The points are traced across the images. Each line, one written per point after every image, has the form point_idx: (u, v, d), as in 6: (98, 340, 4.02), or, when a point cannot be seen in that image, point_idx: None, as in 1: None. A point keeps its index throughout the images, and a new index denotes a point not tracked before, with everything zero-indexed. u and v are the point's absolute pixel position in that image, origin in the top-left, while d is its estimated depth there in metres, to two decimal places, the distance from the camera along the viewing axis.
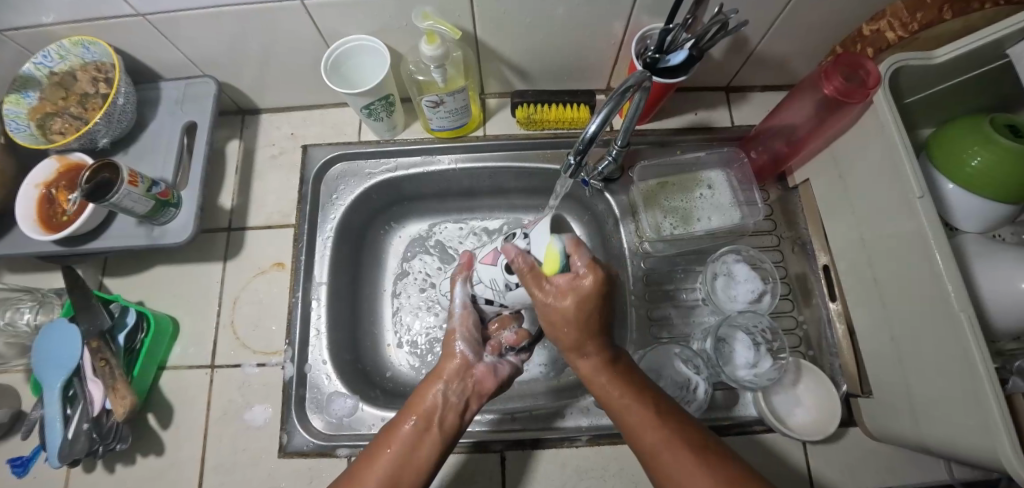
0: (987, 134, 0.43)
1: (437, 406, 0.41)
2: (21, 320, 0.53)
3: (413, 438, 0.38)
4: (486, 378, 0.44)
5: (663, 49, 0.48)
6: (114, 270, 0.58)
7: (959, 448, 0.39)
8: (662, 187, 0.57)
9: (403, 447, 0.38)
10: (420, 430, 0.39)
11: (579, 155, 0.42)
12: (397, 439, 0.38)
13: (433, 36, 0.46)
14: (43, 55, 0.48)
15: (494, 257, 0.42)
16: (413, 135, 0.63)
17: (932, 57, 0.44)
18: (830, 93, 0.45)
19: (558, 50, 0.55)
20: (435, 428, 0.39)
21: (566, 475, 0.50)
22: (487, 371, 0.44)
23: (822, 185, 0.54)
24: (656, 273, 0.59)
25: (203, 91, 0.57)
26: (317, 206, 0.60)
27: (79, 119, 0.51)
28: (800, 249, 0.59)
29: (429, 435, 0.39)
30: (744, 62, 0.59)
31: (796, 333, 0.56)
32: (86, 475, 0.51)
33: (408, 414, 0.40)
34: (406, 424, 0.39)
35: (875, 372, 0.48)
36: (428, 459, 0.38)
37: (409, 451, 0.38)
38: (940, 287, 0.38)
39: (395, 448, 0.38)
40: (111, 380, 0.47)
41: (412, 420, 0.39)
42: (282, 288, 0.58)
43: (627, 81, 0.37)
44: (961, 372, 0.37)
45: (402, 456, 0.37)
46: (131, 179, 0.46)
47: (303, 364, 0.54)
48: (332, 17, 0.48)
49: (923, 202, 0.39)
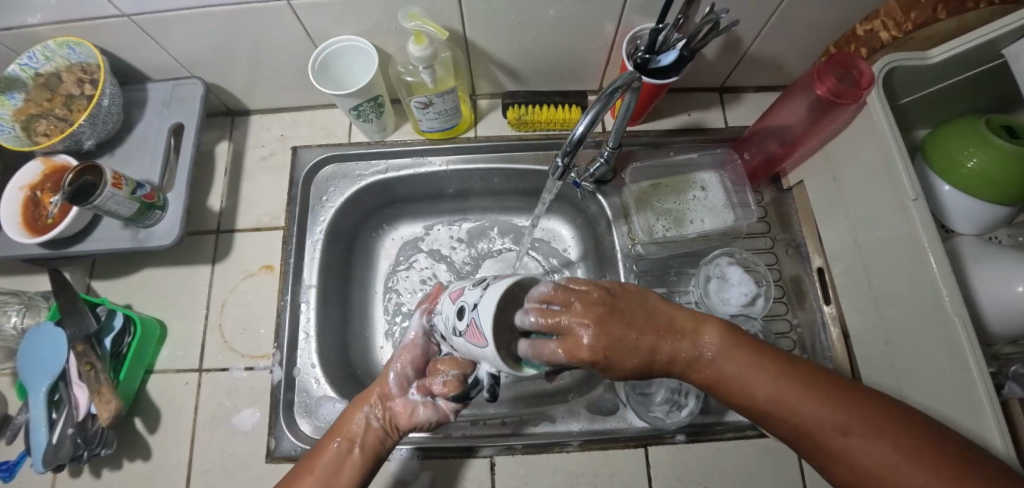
0: (983, 135, 0.42)
1: (357, 425, 0.39)
2: (8, 323, 0.52)
3: (335, 459, 0.37)
4: (405, 417, 0.41)
5: (654, 49, 0.48)
6: (101, 273, 0.57)
7: None
8: (655, 189, 0.57)
9: (324, 472, 0.36)
10: (343, 452, 0.38)
11: (566, 157, 0.42)
12: (321, 462, 0.37)
13: (421, 36, 0.45)
14: (27, 55, 0.48)
15: (458, 294, 0.35)
16: (404, 136, 0.62)
17: (926, 57, 0.44)
18: (824, 93, 0.44)
19: (548, 50, 0.55)
20: (355, 448, 0.38)
21: (556, 479, 0.49)
22: (405, 412, 0.41)
23: (815, 186, 0.54)
24: (648, 275, 0.57)
25: (191, 92, 0.56)
26: (307, 208, 0.59)
27: (63, 120, 0.50)
28: (794, 251, 0.58)
29: (351, 460, 0.38)
30: (737, 62, 0.58)
31: (789, 337, 0.55)
32: (72, 479, 0.50)
33: (334, 435, 0.39)
34: (330, 445, 0.38)
35: (867, 377, 0.48)
36: (347, 482, 0.36)
37: (328, 474, 0.36)
38: (934, 291, 0.38)
39: (317, 472, 0.36)
40: (96, 385, 0.47)
41: (337, 441, 0.39)
42: (270, 291, 0.58)
43: (614, 82, 0.36)
44: (955, 377, 0.37)
45: (321, 478, 0.36)
46: (115, 181, 0.45)
47: (292, 368, 0.53)
48: (319, 18, 0.47)
49: (917, 204, 0.39)
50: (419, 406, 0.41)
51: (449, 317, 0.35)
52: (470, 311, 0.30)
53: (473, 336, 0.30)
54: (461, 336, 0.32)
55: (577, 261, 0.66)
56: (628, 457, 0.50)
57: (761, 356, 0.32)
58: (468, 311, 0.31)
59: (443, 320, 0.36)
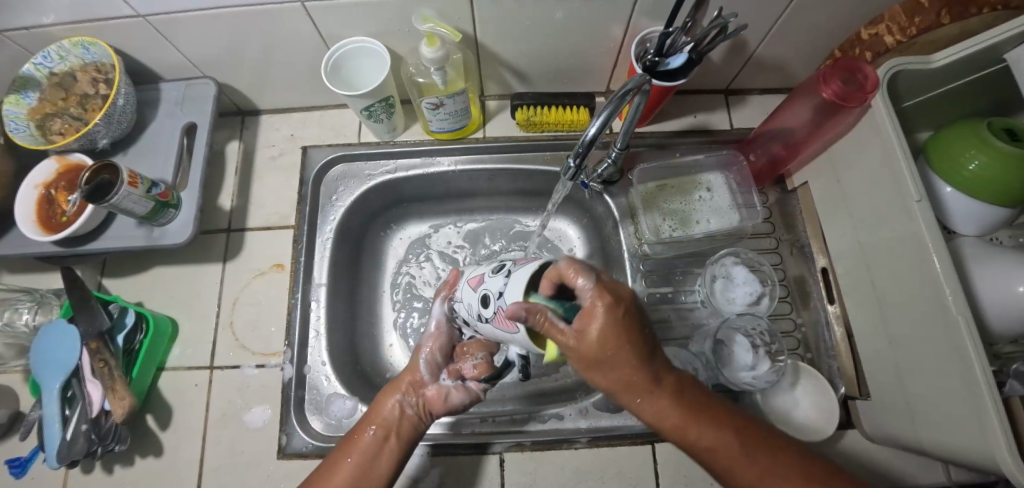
0: (984, 138, 0.43)
1: (393, 414, 0.42)
2: (19, 320, 0.53)
3: (372, 447, 0.40)
4: (437, 401, 0.44)
5: (663, 52, 0.49)
6: (113, 271, 0.58)
7: (955, 452, 0.39)
8: (661, 190, 0.58)
9: (364, 458, 0.39)
10: (379, 441, 0.40)
11: (578, 157, 0.43)
12: (357, 449, 0.40)
13: (433, 38, 0.46)
14: (43, 55, 0.48)
15: (478, 282, 0.37)
16: (414, 137, 0.63)
17: (930, 61, 0.45)
18: (829, 96, 0.45)
19: (557, 52, 0.55)
20: (393, 435, 0.41)
21: (564, 476, 0.50)
22: (438, 397, 0.44)
23: (820, 187, 0.55)
24: (655, 275, 0.58)
25: (204, 92, 0.57)
26: (317, 207, 0.60)
27: (79, 120, 0.51)
28: (798, 251, 0.59)
29: (388, 447, 0.40)
30: (742, 65, 0.59)
31: (794, 335, 0.56)
32: (84, 476, 0.50)
33: (368, 423, 0.42)
34: (366, 434, 0.41)
35: (872, 376, 0.48)
36: (385, 469, 0.39)
37: (365, 461, 0.39)
38: (937, 290, 0.38)
39: (355, 458, 0.39)
40: (110, 381, 0.47)
41: (372, 429, 0.41)
42: (281, 290, 0.58)
43: (626, 85, 0.37)
44: (957, 375, 0.37)
45: (359, 465, 0.38)
46: (131, 180, 0.46)
47: (303, 365, 0.54)
48: (332, 19, 0.48)
49: (921, 205, 0.40)
50: (451, 390, 0.45)
51: (471, 304, 0.37)
52: (497, 300, 0.33)
53: (500, 322, 0.33)
54: (485, 322, 0.35)
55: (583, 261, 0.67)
56: (635, 455, 0.50)
57: (706, 406, 0.37)
58: (493, 299, 0.34)
59: (465, 309, 0.39)
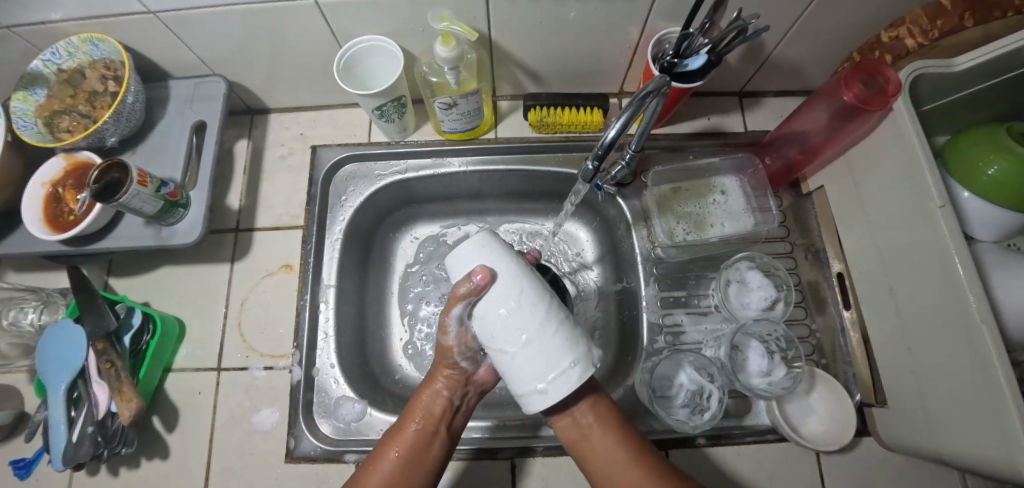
0: (1002, 144, 0.43)
1: (441, 406, 0.41)
2: (25, 319, 0.52)
3: (420, 441, 0.39)
4: (481, 379, 0.43)
5: (680, 53, 0.48)
6: (119, 270, 0.57)
7: (978, 462, 0.38)
8: (674, 193, 0.57)
9: (411, 452, 0.38)
10: (427, 435, 0.39)
11: (596, 160, 0.42)
12: (403, 446, 0.38)
13: (448, 37, 0.45)
14: (51, 51, 0.48)
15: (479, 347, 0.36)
16: (424, 137, 0.62)
17: (952, 65, 0.44)
18: (849, 100, 0.45)
19: (572, 53, 0.55)
20: (441, 427, 0.40)
21: (576, 482, 0.49)
22: (488, 374, 0.43)
23: (837, 192, 0.54)
24: (667, 279, 0.58)
25: (214, 90, 0.56)
26: (326, 208, 0.60)
27: (86, 117, 0.50)
28: (813, 257, 0.59)
29: (434, 440, 0.39)
30: (758, 67, 0.58)
31: (809, 341, 0.56)
32: (89, 478, 0.50)
33: (410, 418, 0.40)
34: (409, 427, 0.39)
35: (890, 382, 0.48)
36: (433, 458, 0.38)
37: (412, 456, 0.38)
38: (961, 298, 0.37)
39: (400, 452, 0.38)
40: (116, 382, 0.46)
41: (416, 423, 0.40)
42: (289, 291, 0.58)
43: (646, 86, 0.37)
44: (985, 388, 0.36)
45: (406, 460, 0.37)
46: (140, 179, 0.45)
47: (311, 368, 0.53)
48: (346, 18, 0.47)
49: (944, 211, 0.39)
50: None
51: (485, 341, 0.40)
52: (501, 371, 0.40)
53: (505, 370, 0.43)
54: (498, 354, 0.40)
55: (594, 263, 0.66)
56: None
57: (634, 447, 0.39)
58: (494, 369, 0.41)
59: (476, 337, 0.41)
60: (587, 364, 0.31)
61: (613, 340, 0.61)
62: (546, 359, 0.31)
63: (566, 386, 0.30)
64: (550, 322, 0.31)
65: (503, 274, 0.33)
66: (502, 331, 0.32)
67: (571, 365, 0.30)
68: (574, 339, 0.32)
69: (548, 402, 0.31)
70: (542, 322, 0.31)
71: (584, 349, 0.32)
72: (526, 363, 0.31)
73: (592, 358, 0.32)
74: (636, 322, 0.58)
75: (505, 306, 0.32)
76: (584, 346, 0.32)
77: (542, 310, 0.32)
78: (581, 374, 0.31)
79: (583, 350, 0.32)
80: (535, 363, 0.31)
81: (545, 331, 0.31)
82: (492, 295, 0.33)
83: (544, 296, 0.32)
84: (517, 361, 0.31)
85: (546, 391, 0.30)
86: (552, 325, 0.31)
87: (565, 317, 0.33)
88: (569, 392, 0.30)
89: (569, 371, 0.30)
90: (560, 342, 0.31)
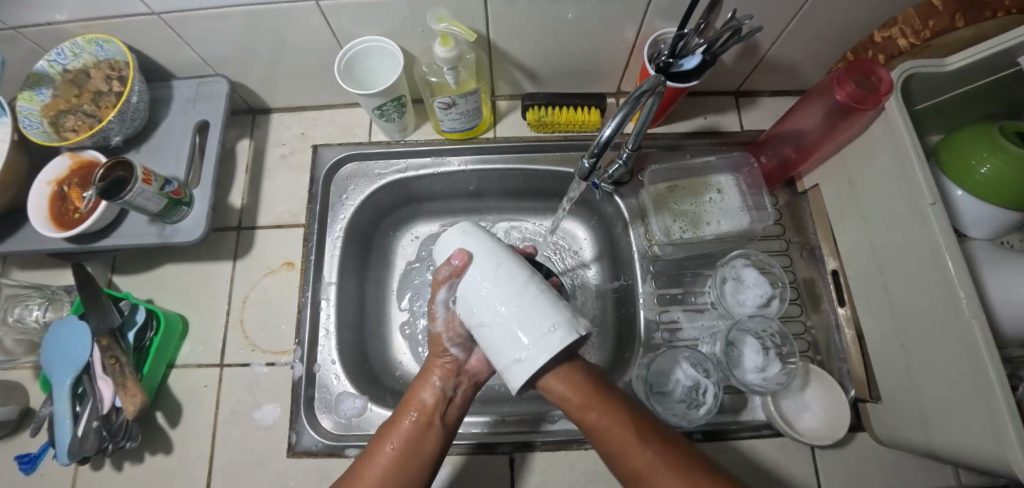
0: (994, 142, 0.43)
1: (435, 398, 0.41)
2: (30, 316, 0.53)
3: (415, 431, 0.39)
4: (474, 367, 0.43)
5: (676, 53, 0.49)
6: (122, 268, 0.58)
7: (970, 456, 0.39)
8: (671, 191, 0.58)
9: (408, 445, 0.38)
10: (421, 427, 0.40)
11: (593, 158, 0.43)
12: (400, 436, 0.39)
13: (447, 38, 0.46)
14: (56, 52, 0.48)
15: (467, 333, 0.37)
16: (424, 136, 0.63)
17: (943, 65, 0.44)
18: (842, 99, 0.45)
19: (570, 54, 0.56)
20: (438, 418, 0.41)
21: (574, 477, 0.50)
22: (480, 364, 0.44)
23: (832, 190, 0.55)
24: (663, 277, 0.58)
25: (216, 90, 0.57)
26: (327, 206, 0.60)
27: (91, 117, 0.51)
28: (808, 255, 0.59)
29: (430, 431, 0.40)
30: (754, 67, 0.59)
31: (805, 338, 0.56)
32: (94, 472, 0.51)
33: (406, 411, 0.41)
34: (406, 420, 0.40)
35: (885, 378, 0.48)
36: (429, 451, 0.39)
37: (408, 447, 0.38)
38: (952, 294, 0.38)
39: (396, 445, 0.38)
40: (121, 377, 0.47)
41: (413, 416, 0.40)
42: (291, 288, 0.58)
43: (641, 86, 0.37)
44: (976, 382, 0.37)
45: (403, 452, 0.38)
46: (145, 177, 0.46)
47: (312, 364, 0.54)
48: (347, 18, 0.48)
49: (935, 209, 0.39)
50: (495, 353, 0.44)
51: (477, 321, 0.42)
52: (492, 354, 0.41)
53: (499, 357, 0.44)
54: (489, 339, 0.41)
55: (592, 262, 0.67)
56: None
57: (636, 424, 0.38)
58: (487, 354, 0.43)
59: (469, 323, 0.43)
60: (570, 329, 0.30)
61: (610, 337, 0.62)
62: (525, 326, 0.30)
63: (546, 353, 0.29)
64: (526, 291, 0.31)
65: (479, 253, 0.34)
66: (482, 307, 0.32)
67: (552, 328, 0.30)
68: (555, 305, 0.31)
69: (530, 372, 0.30)
70: (518, 292, 0.31)
71: (567, 315, 0.31)
72: (509, 333, 0.31)
73: (577, 325, 0.30)
74: (633, 320, 0.58)
75: (484, 281, 0.33)
76: (567, 312, 0.31)
77: (519, 281, 0.32)
78: (563, 339, 0.29)
79: (564, 315, 0.30)
80: (515, 333, 0.30)
81: (523, 296, 0.31)
82: (471, 274, 0.34)
83: (521, 269, 0.33)
84: (498, 333, 0.31)
85: (526, 359, 0.30)
86: (529, 293, 0.31)
87: (547, 287, 0.32)
88: (548, 358, 0.29)
89: (548, 336, 0.29)
90: (540, 306, 0.31)
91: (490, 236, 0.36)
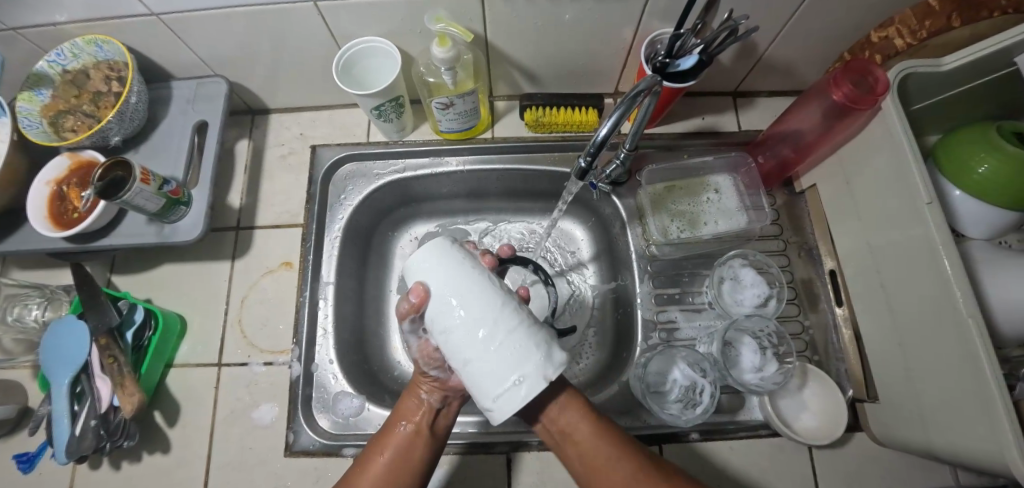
0: (992, 143, 0.43)
1: (422, 409, 0.41)
2: (29, 316, 0.53)
3: (404, 443, 0.39)
4: (458, 386, 0.41)
5: (673, 53, 0.49)
6: (122, 268, 0.58)
7: (968, 456, 0.39)
8: (669, 191, 0.58)
9: (395, 457, 0.39)
10: (410, 437, 0.40)
11: (589, 157, 0.43)
12: (389, 448, 0.39)
13: (445, 38, 0.46)
14: (56, 53, 0.49)
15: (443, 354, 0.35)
16: (421, 136, 0.63)
17: (940, 64, 0.44)
18: (839, 99, 0.45)
19: (567, 55, 0.56)
20: (428, 430, 0.41)
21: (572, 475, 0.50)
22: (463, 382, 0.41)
23: (829, 189, 0.55)
24: (662, 276, 0.58)
25: (216, 91, 0.57)
26: (326, 206, 0.60)
27: (91, 117, 0.51)
28: (806, 254, 0.59)
29: (419, 442, 0.40)
30: (751, 68, 0.59)
31: (802, 338, 0.56)
32: (91, 472, 0.51)
33: (398, 419, 0.41)
34: (397, 429, 0.40)
35: (882, 377, 0.48)
36: (416, 462, 0.39)
37: (398, 458, 0.39)
38: (948, 294, 0.38)
39: (386, 454, 0.39)
40: (118, 377, 0.47)
41: (403, 425, 0.41)
42: (289, 288, 0.58)
43: (637, 86, 0.37)
44: (973, 383, 0.37)
45: (392, 463, 0.38)
46: (143, 177, 0.46)
47: (310, 364, 0.54)
48: (345, 19, 0.48)
49: (932, 208, 0.39)
50: None
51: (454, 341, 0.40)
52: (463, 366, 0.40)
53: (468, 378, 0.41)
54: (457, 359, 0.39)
55: (589, 262, 0.67)
56: None
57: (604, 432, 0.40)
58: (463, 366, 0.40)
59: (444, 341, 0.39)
60: (540, 376, 0.28)
61: (608, 338, 0.62)
62: (497, 369, 0.28)
63: (516, 400, 0.28)
64: (499, 328, 0.29)
65: (442, 284, 0.31)
66: (451, 342, 0.30)
67: (527, 372, 0.28)
68: (526, 347, 0.28)
69: (500, 416, 0.28)
70: (487, 331, 0.29)
71: (541, 358, 0.29)
72: (483, 373, 0.29)
73: (547, 369, 0.28)
74: (631, 319, 0.58)
75: (455, 314, 0.30)
76: (543, 351, 0.29)
77: (492, 315, 0.29)
78: (533, 386, 0.28)
79: (540, 357, 0.29)
80: (486, 373, 0.29)
81: (499, 334, 0.29)
82: (437, 304, 0.31)
83: (491, 302, 0.30)
84: (469, 370, 0.29)
85: (501, 403, 0.28)
86: (503, 331, 0.29)
87: (519, 321, 0.29)
88: (520, 406, 0.28)
89: (520, 383, 0.28)
90: (518, 347, 0.28)
91: (461, 260, 0.33)
